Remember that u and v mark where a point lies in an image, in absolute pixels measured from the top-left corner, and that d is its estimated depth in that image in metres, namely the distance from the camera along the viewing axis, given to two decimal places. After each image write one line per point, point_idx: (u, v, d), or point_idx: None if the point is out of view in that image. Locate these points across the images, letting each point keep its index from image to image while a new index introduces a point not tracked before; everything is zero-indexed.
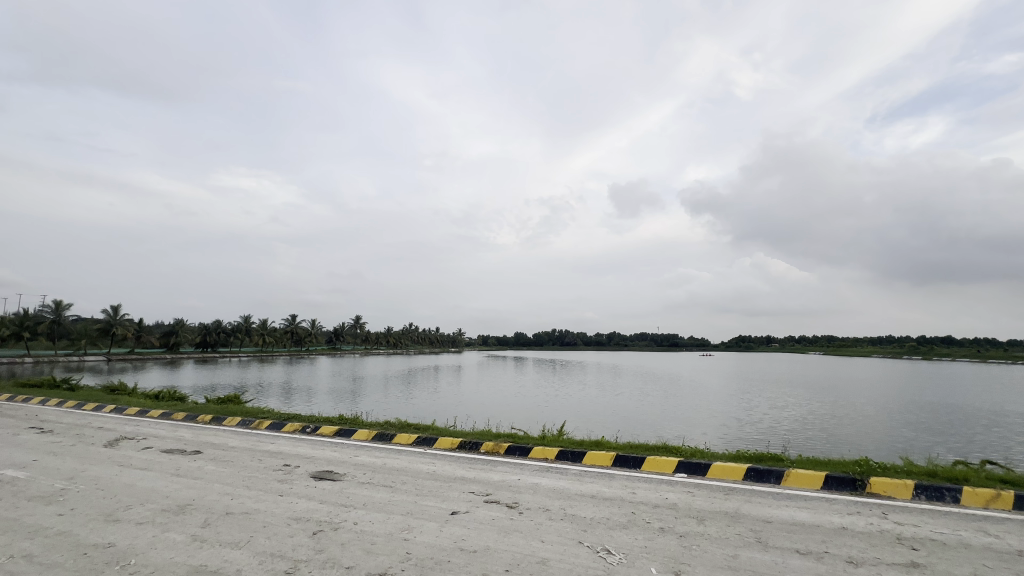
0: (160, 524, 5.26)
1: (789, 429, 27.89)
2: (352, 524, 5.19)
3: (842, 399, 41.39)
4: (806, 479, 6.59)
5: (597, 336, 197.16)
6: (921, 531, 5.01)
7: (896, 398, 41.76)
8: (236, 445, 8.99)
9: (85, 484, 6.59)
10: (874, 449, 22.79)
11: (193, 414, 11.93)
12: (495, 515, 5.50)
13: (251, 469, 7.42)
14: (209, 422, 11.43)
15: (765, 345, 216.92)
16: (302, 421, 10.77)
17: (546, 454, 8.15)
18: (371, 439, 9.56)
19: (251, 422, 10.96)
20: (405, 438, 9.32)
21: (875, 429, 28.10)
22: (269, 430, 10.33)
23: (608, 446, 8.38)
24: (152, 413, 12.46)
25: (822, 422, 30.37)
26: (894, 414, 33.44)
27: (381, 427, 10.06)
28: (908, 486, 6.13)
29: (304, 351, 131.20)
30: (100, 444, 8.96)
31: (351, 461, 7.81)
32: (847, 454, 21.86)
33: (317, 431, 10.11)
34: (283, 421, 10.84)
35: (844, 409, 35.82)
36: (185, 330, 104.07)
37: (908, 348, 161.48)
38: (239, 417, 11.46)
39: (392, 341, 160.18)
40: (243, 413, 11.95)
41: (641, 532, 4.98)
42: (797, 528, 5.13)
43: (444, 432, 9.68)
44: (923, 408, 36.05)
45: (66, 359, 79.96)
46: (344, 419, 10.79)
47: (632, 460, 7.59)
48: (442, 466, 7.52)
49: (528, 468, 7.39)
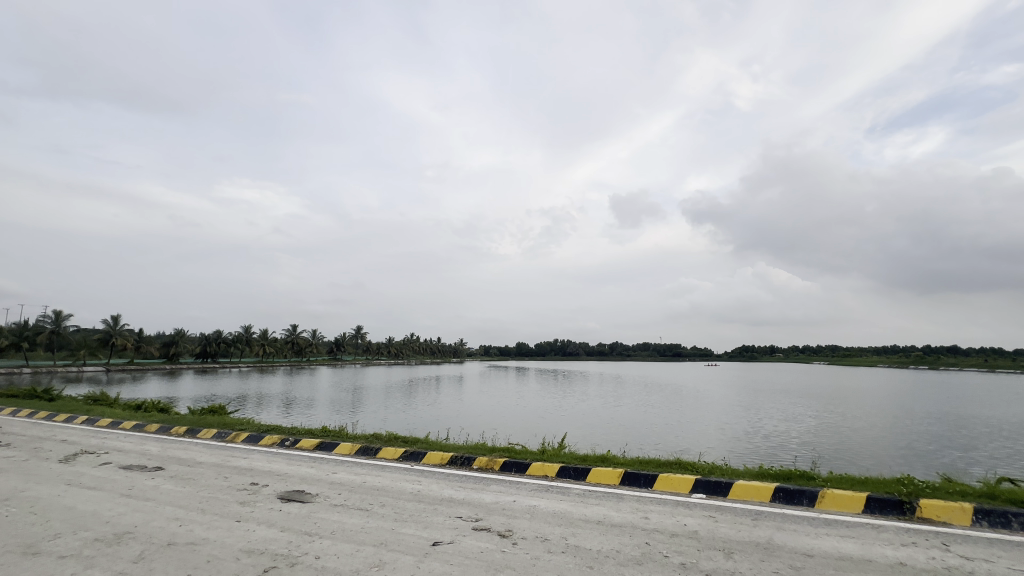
0: (84, 557, 4.42)
1: (801, 442, 26.69)
2: (312, 559, 4.35)
3: (852, 409, 40.28)
4: (843, 501, 5.75)
5: (600, 345, 196.06)
6: (995, 569, 4.15)
7: (908, 409, 40.61)
8: (204, 460, 8.14)
9: (17, 506, 5.77)
10: (892, 461, 21.67)
11: (168, 426, 11.10)
12: (484, 546, 4.64)
13: (212, 489, 6.57)
14: (183, 434, 10.60)
15: (768, 355, 215.23)
16: (282, 434, 9.91)
17: (546, 471, 7.30)
18: (355, 453, 8.73)
19: (227, 435, 10.12)
20: (391, 452, 8.47)
21: (890, 440, 27.00)
22: (245, 444, 9.48)
23: (614, 461, 7.53)
24: (124, 425, 11.62)
25: (835, 434, 29.14)
26: (909, 425, 32.24)
27: (366, 440, 9.22)
28: (966, 511, 5.28)
29: (306, 361, 130.35)
30: (55, 459, 8.11)
31: (327, 479, 6.97)
32: (863, 465, 20.77)
33: (296, 444, 9.27)
34: (263, 433, 9.99)
35: (856, 420, 34.61)
36: (186, 340, 103.37)
37: (914, 357, 160.08)
38: (215, 428, 10.62)
39: (393, 352, 159.10)
40: (221, 424, 11.11)
41: (658, 570, 4.12)
42: (844, 563, 4.28)
43: (434, 445, 8.85)
44: (938, 419, 34.89)
45: (66, 370, 79.10)
46: (327, 431, 9.94)
47: (642, 478, 6.73)
48: (429, 484, 6.68)
49: (525, 487, 6.56)
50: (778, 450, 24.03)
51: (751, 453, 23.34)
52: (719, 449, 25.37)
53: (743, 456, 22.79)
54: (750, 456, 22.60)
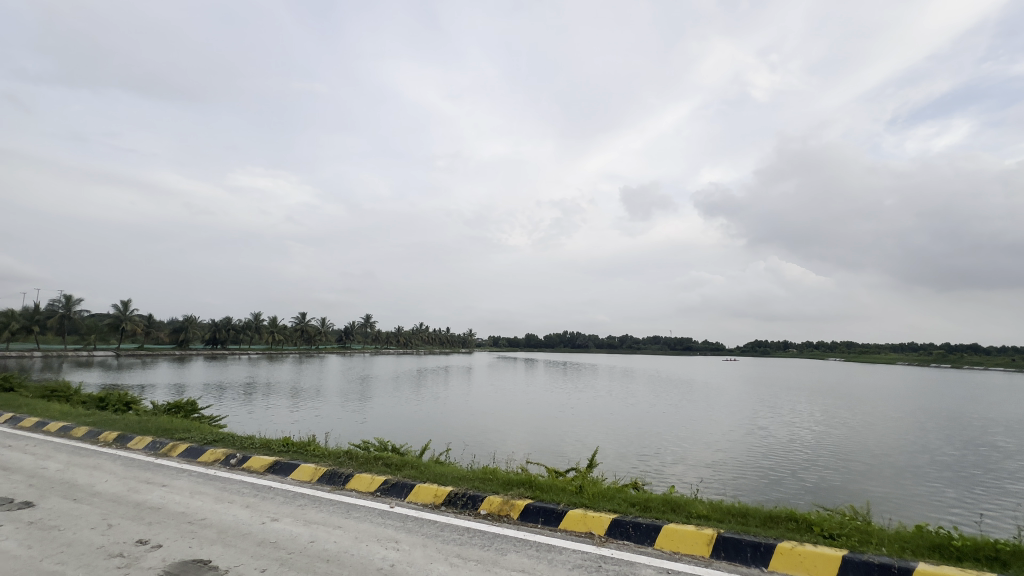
0: None
1: (836, 445, 24.28)
2: None
3: (880, 409, 37.66)
4: None
5: (609, 338, 193.30)
6: None
7: (942, 410, 37.75)
8: (105, 491, 5.75)
9: None
10: (947, 473, 19.07)
11: (98, 431, 8.79)
12: None
13: (66, 555, 4.13)
14: (112, 442, 8.30)
15: (782, 350, 211.46)
16: (228, 448, 7.51)
17: (589, 526, 4.82)
18: (317, 480, 6.28)
19: (161, 447, 7.77)
20: (365, 482, 6.05)
21: (935, 445, 24.38)
22: (176, 461, 7.13)
23: (692, 513, 4.97)
24: (50, 427, 9.36)
25: (872, 436, 26.53)
26: (951, 428, 29.58)
27: (335, 461, 6.78)
28: None
29: (315, 349, 129.31)
30: None
31: (257, 537, 4.54)
32: (917, 478, 18.25)
33: (242, 464, 6.90)
34: (205, 446, 7.60)
35: (892, 421, 31.98)
36: (195, 326, 102.37)
37: (935, 355, 154.92)
38: (150, 436, 8.28)
39: (402, 340, 157.97)
40: (161, 429, 8.74)
41: None
42: None
43: (426, 471, 6.39)
44: (979, 422, 32.08)
45: (75, 354, 78.51)
46: (288, 445, 7.55)
47: (750, 550, 4.23)
48: (411, 555, 4.20)
49: (563, 564, 4.08)
50: (812, 456, 21.78)
51: (781, 460, 21.12)
52: (744, 450, 23.11)
53: (773, 463, 20.52)
54: (780, 463, 20.35)
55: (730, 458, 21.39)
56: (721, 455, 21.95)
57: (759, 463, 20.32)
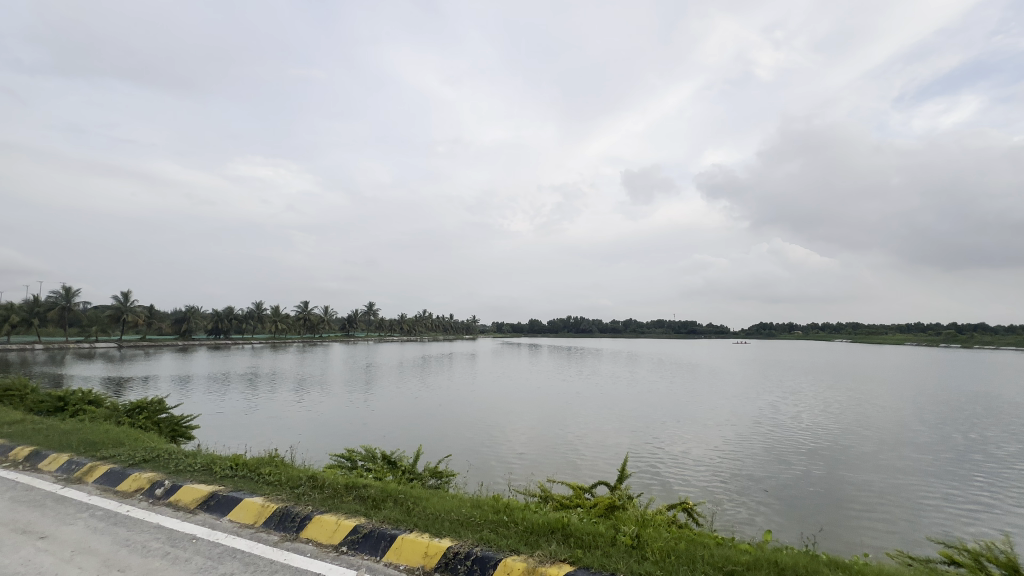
0: None
1: (861, 430, 22.63)
2: None
3: (895, 392, 36.10)
4: None
5: (613, 322, 192.34)
6: None
7: (960, 391, 36.22)
8: None
9: None
10: (990, 461, 17.42)
11: (10, 447, 6.99)
12: None
13: None
14: (20, 462, 6.50)
15: (786, 332, 210.16)
16: (159, 472, 5.68)
17: None
18: (261, 524, 4.48)
19: (77, 471, 5.95)
20: (329, 530, 4.24)
21: (966, 428, 22.75)
22: (86, 492, 5.37)
23: None
24: None
25: (896, 420, 24.86)
26: (977, 410, 27.91)
27: (290, 495, 4.93)
28: None
29: (319, 337, 128.56)
30: None
31: None
32: (959, 467, 16.62)
33: (171, 497, 5.11)
34: (131, 470, 5.81)
35: (914, 404, 30.34)
36: (197, 316, 101.46)
37: (945, 334, 152.86)
38: (69, 455, 6.44)
39: (406, 328, 157.02)
40: (88, 443, 6.91)
41: None
42: None
43: (415, 510, 4.53)
44: (1004, 404, 30.39)
45: (77, 346, 77.53)
46: (238, 468, 5.72)
47: None
48: None
49: None
50: (837, 441, 20.34)
51: (805, 445, 19.78)
52: (761, 435, 21.71)
53: (797, 450, 19.07)
54: (806, 449, 18.97)
55: (749, 443, 20.08)
56: (737, 440, 20.66)
57: (782, 450, 18.85)
